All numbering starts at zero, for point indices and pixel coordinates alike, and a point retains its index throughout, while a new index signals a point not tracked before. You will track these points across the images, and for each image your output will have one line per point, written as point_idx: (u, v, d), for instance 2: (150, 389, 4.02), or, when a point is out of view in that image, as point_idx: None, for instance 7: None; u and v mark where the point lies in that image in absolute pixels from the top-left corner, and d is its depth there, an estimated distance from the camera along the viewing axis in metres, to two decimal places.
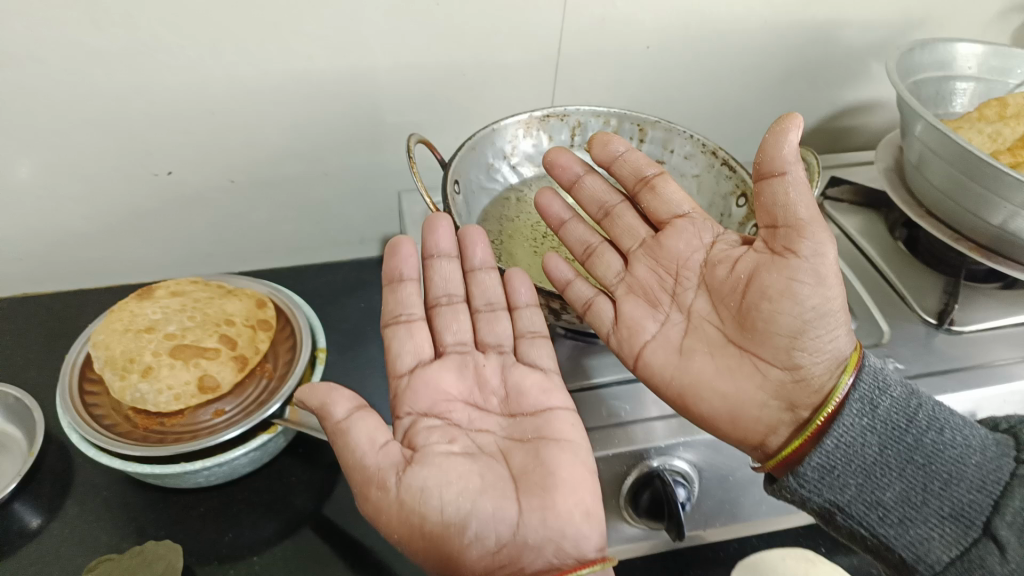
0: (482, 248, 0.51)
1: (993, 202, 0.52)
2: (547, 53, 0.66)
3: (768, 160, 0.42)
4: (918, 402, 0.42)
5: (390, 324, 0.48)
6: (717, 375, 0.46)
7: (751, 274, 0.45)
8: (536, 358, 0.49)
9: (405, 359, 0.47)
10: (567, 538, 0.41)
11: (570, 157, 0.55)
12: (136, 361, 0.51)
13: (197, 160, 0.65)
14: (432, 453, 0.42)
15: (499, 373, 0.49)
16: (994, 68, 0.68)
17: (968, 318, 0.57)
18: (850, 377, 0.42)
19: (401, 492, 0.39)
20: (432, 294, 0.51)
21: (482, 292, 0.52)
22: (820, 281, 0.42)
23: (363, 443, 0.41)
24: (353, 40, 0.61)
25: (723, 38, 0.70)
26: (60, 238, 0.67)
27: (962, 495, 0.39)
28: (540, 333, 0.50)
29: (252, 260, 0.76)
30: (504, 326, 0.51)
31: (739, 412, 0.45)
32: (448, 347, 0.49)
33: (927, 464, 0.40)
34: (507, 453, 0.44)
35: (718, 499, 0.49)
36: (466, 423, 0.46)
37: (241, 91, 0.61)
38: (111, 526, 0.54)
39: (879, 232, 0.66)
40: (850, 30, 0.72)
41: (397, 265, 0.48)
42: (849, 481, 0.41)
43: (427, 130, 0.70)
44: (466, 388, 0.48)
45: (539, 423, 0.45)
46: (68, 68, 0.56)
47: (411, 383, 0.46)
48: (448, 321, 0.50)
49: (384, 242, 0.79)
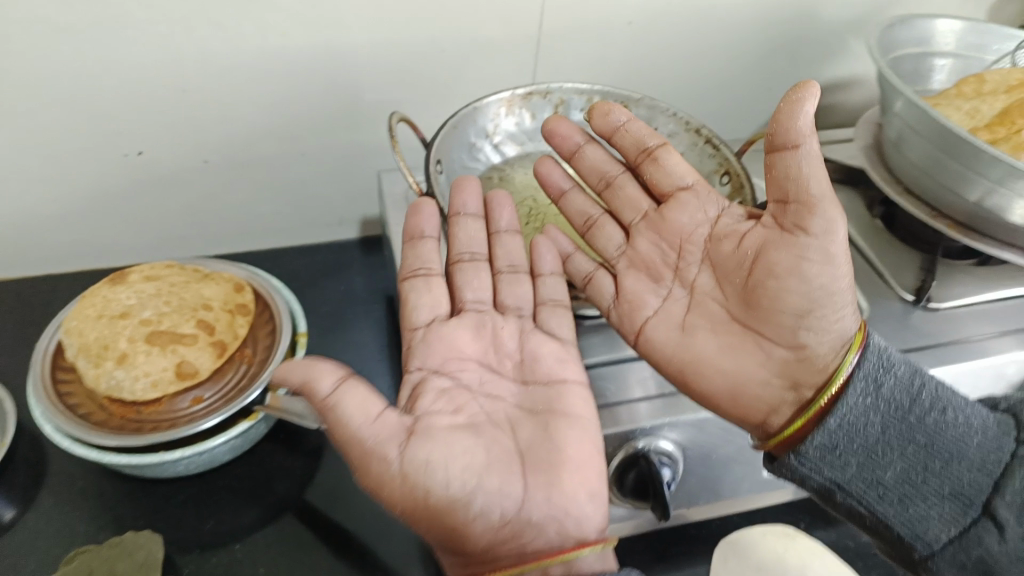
0: (508, 211, 0.51)
1: (970, 178, 0.52)
2: (529, 29, 0.65)
3: (782, 131, 0.40)
4: (921, 382, 0.42)
5: (407, 276, 0.48)
6: (719, 354, 0.47)
7: (758, 252, 0.44)
8: (555, 328, 0.49)
9: (421, 312, 0.47)
10: (570, 518, 0.41)
11: (569, 126, 0.54)
12: (111, 348, 0.50)
13: (169, 141, 0.63)
14: (435, 427, 0.41)
15: (517, 338, 0.49)
16: (970, 44, 0.68)
17: (945, 295, 0.57)
18: (856, 354, 0.42)
19: (404, 466, 0.39)
20: (454, 250, 0.50)
21: (505, 253, 0.51)
22: (829, 261, 0.41)
23: (357, 415, 0.39)
24: (330, 15, 0.59)
25: (706, 14, 0.69)
26: (25, 222, 0.64)
27: (962, 474, 0.40)
28: (561, 302, 0.50)
29: (227, 243, 0.74)
30: (526, 290, 0.50)
31: (739, 390, 0.46)
32: (466, 305, 0.49)
33: (929, 444, 0.41)
34: (515, 424, 0.45)
35: (702, 477, 0.49)
36: (476, 385, 0.46)
37: (213, 68, 0.59)
38: (89, 516, 0.53)
39: (858, 210, 0.66)
40: (831, 6, 0.72)
41: (420, 223, 0.48)
42: (851, 459, 0.42)
43: (405, 109, 0.68)
44: (482, 349, 0.48)
45: (551, 395, 0.45)
46: (31, 45, 0.54)
47: (425, 336, 0.46)
48: (469, 277, 0.49)
49: (364, 223, 0.77)
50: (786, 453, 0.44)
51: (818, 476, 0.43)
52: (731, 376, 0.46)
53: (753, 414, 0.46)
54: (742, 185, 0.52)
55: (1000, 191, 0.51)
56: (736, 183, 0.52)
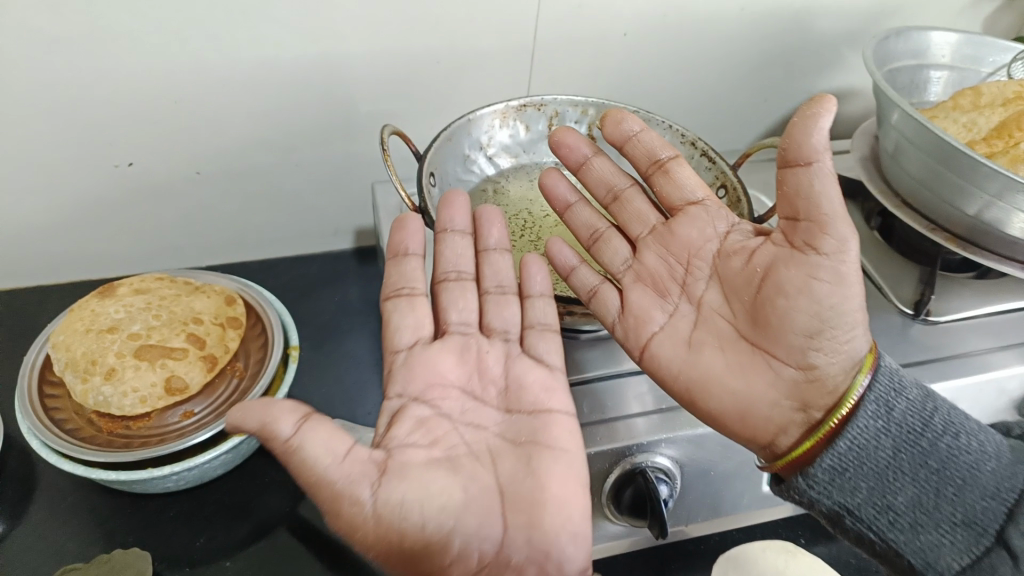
0: (498, 229, 0.51)
1: (968, 191, 0.52)
2: (524, 40, 0.65)
3: (795, 147, 0.40)
4: (933, 406, 0.42)
5: (391, 296, 0.47)
6: (727, 371, 0.46)
7: (768, 269, 0.44)
8: (543, 353, 0.48)
9: (404, 334, 0.46)
10: (551, 559, 0.40)
11: (578, 137, 0.53)
12: (98, 363, 0.49)
13: (162, 151, 0.62)
14: (410, 463, 0.40)
15: (501, 363, 0.48)
16: (966, 56, 0.68)
17: (944, 308, 0.57)
18: (866, 375, 0.42)
19: (378, 507, 0.37)
20: (440, 269, 0.50)
21: (493, 274, 0.51)
22: (840, 281, 0.41)
23: (324, 456, 0.37)
24: (324, 25, 0.59)
25: (701, 25, 0.69)
26: (15, 233, 0.64)
27: (976, 502, 0.39)
28: (550, 326, 0.49)
29: (220, 254, 0.73)
30: (513, 312, 0.49)
31: (749, 409, 0.45)
32: (451, 326, 0.48)
33: (941, 469, 0.40)
34: (497, 455, 0.43)
35: (701, 492, 0.48)
36: (457, 414, 0.44)
37: (207, 78, 0.59)
38: (78, 533, 0.52)
39: (856, 221, 0.66)
40: (827, 17, 0.72)
41: (403, 240, 0.48)
42: (861, 483, 0.41)
43: (400, 119, 0.68)
44: (466, 374, 0.47)
45: (535, 424, 0.44)
46: (22, 56, 0.53)
47: (408, 359, 0.45)
48: (454, 298, 0.49)
49: (358, 234, 0.76)
50: (794, 475, 0.43)
51: (828, 500, 0.42)
52: (739, 395, 0.45)
53: (762, 434, 0.45)
54: (738, 200, 0.51)
55: (998, 205, 0.51)
56: (733, 197, 0.52)
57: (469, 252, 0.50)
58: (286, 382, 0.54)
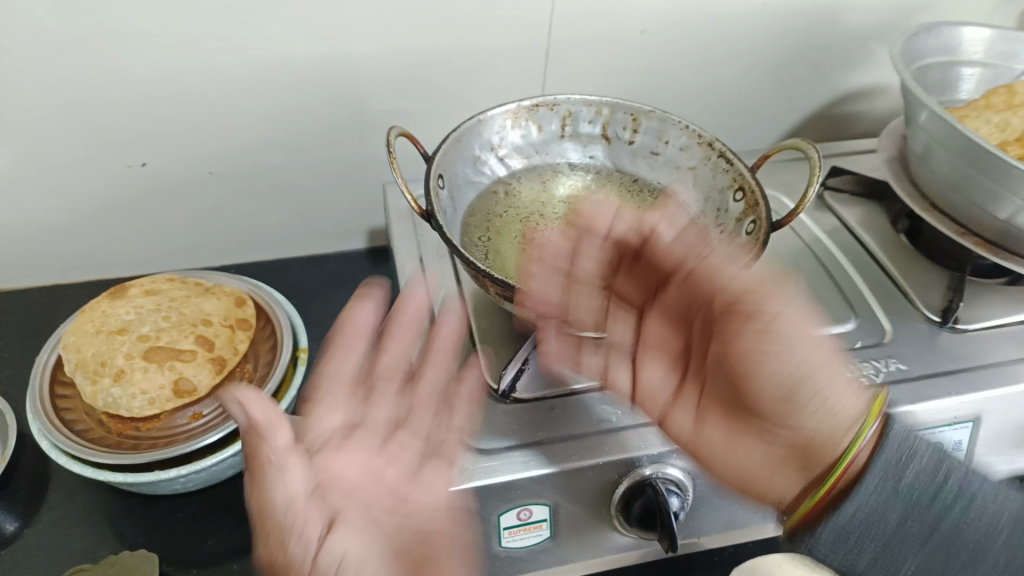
0: (413, 321, 0.48)
1: (1000, 193, 0.50)
2: (539, 38, 0.64)
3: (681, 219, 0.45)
4: (944, 474, 0.43)
5: (308, 393, 0.44)
6: (729, 443, 0.47)
7: (725, 337, 0.46)
8: (439, 479, 0.42)
9: (316, 432, 0.42)
10: None
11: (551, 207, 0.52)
12: (108, 364, 0.49)
13: (175, 151, 0.62)
14: (351, 519, 0.40)
15: (410, 478, 0.43)
16: (1000, 53, 0.65)
17: (973, 316, 0.55)
18: (869, 430, 0.43)
19: (322, 556, 0.38)
20: (371, 358, 0.46)
21: (427, 374, 0.47)
22: (795, 341, 0.43)
23: (296, 485, 0.39)
24: (335, 23, 0.58)
25: (719, 22, 0.67)
26: (32, 232, 0.64)
27: (979, 569, 0.42)
28: (473, 434, 0.45)
29: (232, 254, 0.72)
30: (425, 418, 0.45)
31: (750, 476, 0.46)
32: (365, 419, 0.44)
33: (946, 538, 0.42)
34: (405, 553, 0.40)
35: (713, 504, 0.48)
36: (357, 519, 0.41)
37: (218, 78, 0.59)
38: (89, 533, 0.52)
39: (882, 224, 0.64)
40: (851, 12, 0.70)
41: (358, 315, 0.46)
42: (871, 549, 0.43)
43: (414, 119, 0.66)
44: (373, 479, 0.43)
45: (429, 544, 0.41)
46: (36, 57, 0.54)
47: (313, 462, 0.41)
48: (380, 398, 0.45)
49: (371, 235, 0.75)
50: (803, 535, 0.44)
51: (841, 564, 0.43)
52: (739, 463, 0.47)
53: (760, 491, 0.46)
54: (756, 202, 0.48)
55: None
56: (749, 200, 0.49)
57: (404, 339, 0.47)
58: (294, 385, 0.54)
